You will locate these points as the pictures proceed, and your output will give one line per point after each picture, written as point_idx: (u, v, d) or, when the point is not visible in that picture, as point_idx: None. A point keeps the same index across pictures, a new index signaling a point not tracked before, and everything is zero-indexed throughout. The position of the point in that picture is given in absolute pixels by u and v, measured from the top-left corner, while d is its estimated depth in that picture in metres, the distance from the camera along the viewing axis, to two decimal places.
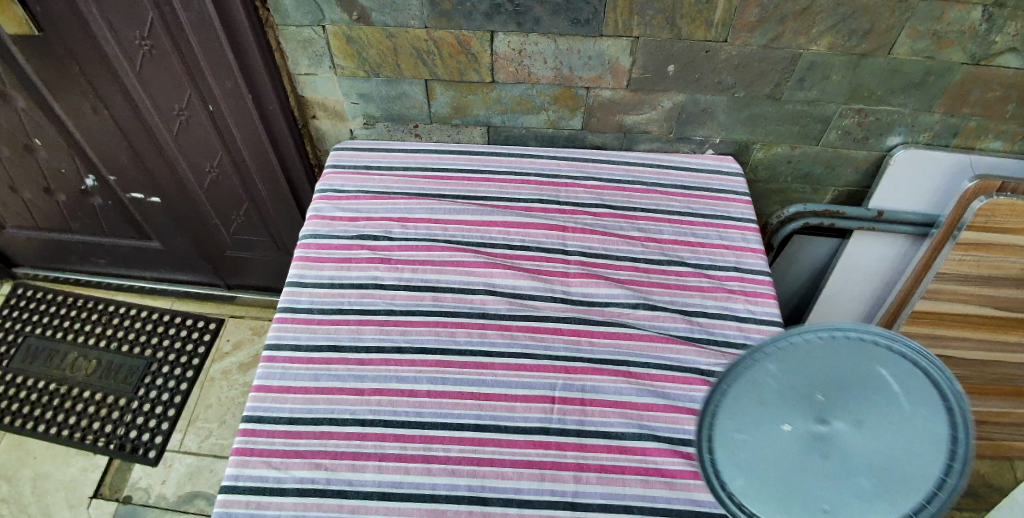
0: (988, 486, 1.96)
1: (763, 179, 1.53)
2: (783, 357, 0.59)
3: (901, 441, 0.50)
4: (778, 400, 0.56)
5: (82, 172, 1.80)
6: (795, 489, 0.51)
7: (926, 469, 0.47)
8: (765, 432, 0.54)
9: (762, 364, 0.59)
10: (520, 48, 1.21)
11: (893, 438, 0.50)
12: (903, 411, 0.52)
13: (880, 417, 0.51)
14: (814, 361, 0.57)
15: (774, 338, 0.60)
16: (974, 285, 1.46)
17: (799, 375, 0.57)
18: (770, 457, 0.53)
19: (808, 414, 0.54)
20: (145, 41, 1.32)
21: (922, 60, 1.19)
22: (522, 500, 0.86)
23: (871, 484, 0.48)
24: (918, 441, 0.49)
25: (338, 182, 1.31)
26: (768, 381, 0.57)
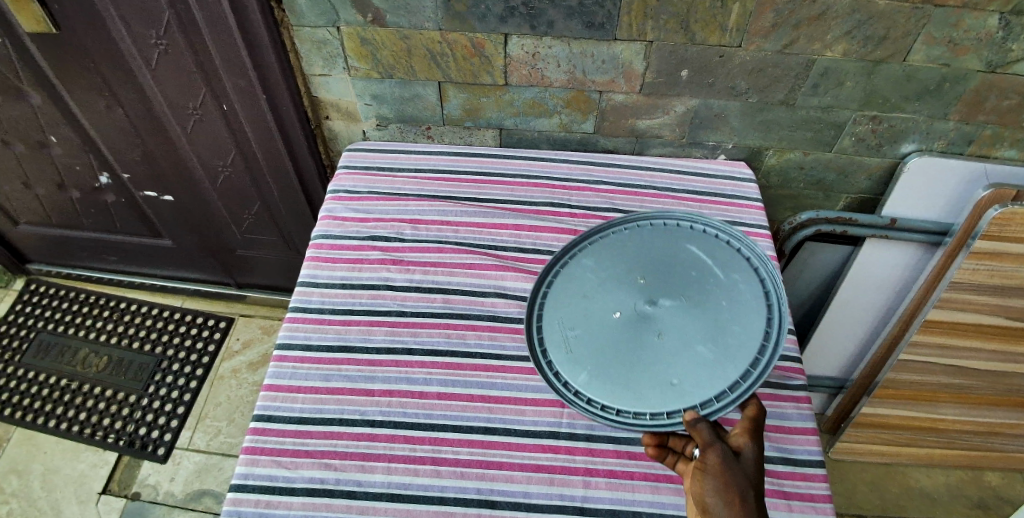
0: (998, 497, 1.94)
1: (775, 185, 1.52)
2: (610, 262, 0.87)
3: (708, 303, 0.79)
4: (606, 287, 0.84)
5: (95, 169, 1.81)
6: (644, 361, 0.76)
7: (738, 324, 0.76)
8: (605, 314, 0.80)
9: (597, 271, 0.87)
10: (534, 51, 1.21)
11: (700, 304, 0.79)
12: (712, 286, 0.81)
13: (692, 298, 0.79)
14: (630, 262, 0.86)
15: (605, 254, 0.89)
16: (987, 294, 1.44)
17: (623, 269, 0.85)
18: (614, 338, 0.78)
19: (639, 298, 0.81)
20: (160, 40, 1.33)
21: (938, 67, 1.19)
22: (531, 503, 0.85)
23: (713, 352, 0.74)
24: (723, 303, 0.78)
25: (350, 183, 1.32)
26: (594, 274, 0.86)
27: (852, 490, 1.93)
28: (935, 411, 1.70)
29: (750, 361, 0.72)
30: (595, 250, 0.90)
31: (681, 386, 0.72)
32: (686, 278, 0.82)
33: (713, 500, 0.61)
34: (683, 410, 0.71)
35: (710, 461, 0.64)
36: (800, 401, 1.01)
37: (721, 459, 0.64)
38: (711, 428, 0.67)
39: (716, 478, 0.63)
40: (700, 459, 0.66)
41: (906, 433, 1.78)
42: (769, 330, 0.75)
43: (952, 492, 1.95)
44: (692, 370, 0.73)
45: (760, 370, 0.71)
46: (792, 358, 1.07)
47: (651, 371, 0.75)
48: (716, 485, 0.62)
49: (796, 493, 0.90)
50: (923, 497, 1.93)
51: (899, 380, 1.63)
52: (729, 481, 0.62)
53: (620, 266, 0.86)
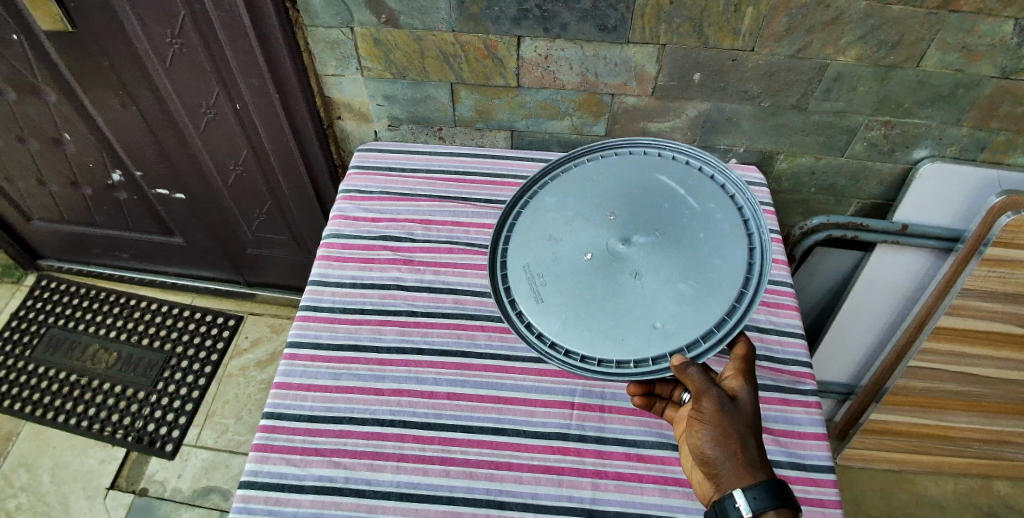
0: (1007, 506, 1.92)
1: (786, 189, 1.52)
2: (577, 206, 0.87)
3: (683, 237, 0.80)
4: (576, 229, 0.85)
5: (109, 166, 1.83)
6: (622, 301, 0.77)
7: (717, 255, 0.77)
8: (579, 259, 0.81)
9: (565, 216, 0.87)
10: (546, 53, 1.21)
11: (676, 240, 0.80)
12: (686, 219, 0.82)
13: (667, 235, 0.80)
14: (599, 205, 0.87)
15: (573, 199, 0.89)
16: (999, 302, 1.43)
17: (597, 211, 0.86)
18: (586, 279, 0.79)
19: (613, 241, 0.81)
20: (175, 39, 1.34)
21: (952, 73, 1.18)
22: (540, 504, 0.85)
23: (693, 288, 0.75)
24: (700, 236, 0.80)
25: (361, 183, 1.32)
26: (562, 216, 0.87)
27: (859, 497, 1.92)
28: (944, 418, 1.69)
29: (730, 294, 0.74)
30: (560, 193, 0.90)
31: (663, 323, 0.74)
32: (660, 213, 0.83)
33: (711, 449, 0.68)
34: (669, 352, 0.72)
35: (706, 409, 0.69)
36: (810, 407, 1.00)
37: (716, 408, 0.69)
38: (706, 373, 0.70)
39: (713, 427, 0.68)
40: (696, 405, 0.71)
41: (914, 440, 1.77)
42: (750, 259, 0.77)
43: (960, 500, 1.93)
44: (674, 309, 0.75)
45: (745, 304, 0.73)
46: (802, 363, 1.07)
47: (632, 310, 0.76)
48: (713, 434, 0.68)
49: (806, 498, 0.89)
50: (930, 505, 1.92)
51: (908, 386, 1.62)
52: (723, 429, 0.68)
53: (593, 207, 0.86)
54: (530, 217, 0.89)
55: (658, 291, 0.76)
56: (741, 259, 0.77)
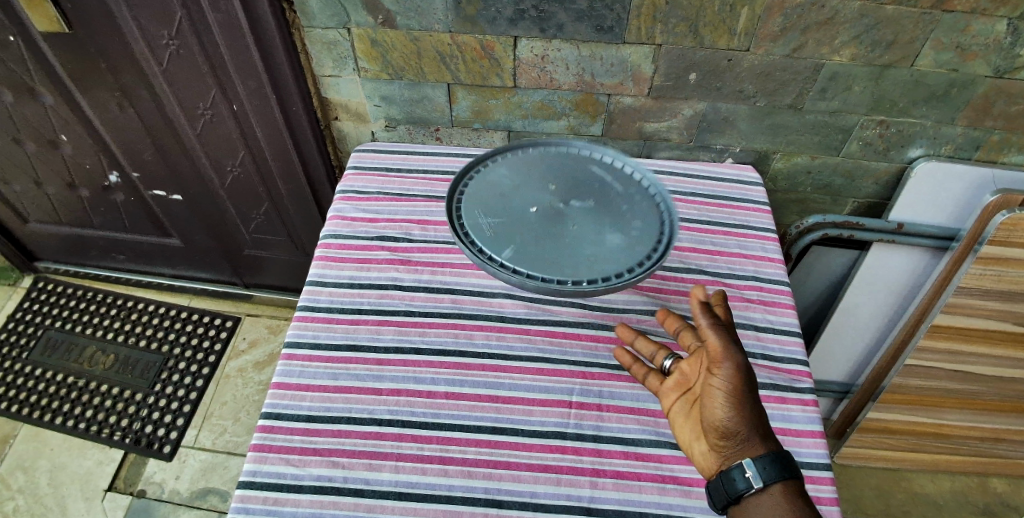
0: (1004, 504, 1.93)
1: (783, 188, 1.53)
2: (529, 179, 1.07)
3: (610, 200, 1.04)
4: (528, 197, 1.03)
5: (106, 168, 1.83)
6: (566, 251, 0.94)
7: (638, 220, 1.00)
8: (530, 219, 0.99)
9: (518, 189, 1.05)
10: (543, 53, 1.22)
11: (605, 203, 1.03)
12: (613, 190, 1.06)
13: (598, 199, 1.04)
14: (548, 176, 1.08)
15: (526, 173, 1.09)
16: (994, 300, 1.44)
17: (543, 179, 1.07)
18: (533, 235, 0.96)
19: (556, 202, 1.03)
20: (172, 40, 1.34)
21: (946, 72, 1.19)
22: (538, 503, 0.85)
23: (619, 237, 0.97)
24: (624, 206, 1.02)
25: (359, 183, 1.32)
26: (516, 190, 1.04)
27: (857, 495, 1.93)
28: (941, 416, 1.69)
29: (647, 248, 0.95)
30: (514, 171, 1.08)
31: (571, 278, 0.90)
32: (592, 188, 1.06)
33: (731, 418, 0.70)
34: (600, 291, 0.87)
35: (728, 374, 0.72)
36: (806, 405, 1.01)
37: (739, 374, 0.72)
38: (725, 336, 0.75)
39: (734, 394, 0.71)
40: (717, 369, 0.73)
41: (911, 438, 1.78)
42: (661, 224, 0.99)
43: (958, 498, 1.94)
44: (605, 256, 0.94)
45: (657, 256, 0.93)
46: (798, 361, 1.07)
47: (548, 261, 0.92)
48: (733, 403, 0.70)
49: None
50: (929, 503, 1.93)
51: (905, 384, 1.62)
52: (745, 396, 0.71)
53: (541, 177, 1.07)
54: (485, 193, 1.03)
55: (575, 246, 0.95)
56: (654, 221, 1.00)
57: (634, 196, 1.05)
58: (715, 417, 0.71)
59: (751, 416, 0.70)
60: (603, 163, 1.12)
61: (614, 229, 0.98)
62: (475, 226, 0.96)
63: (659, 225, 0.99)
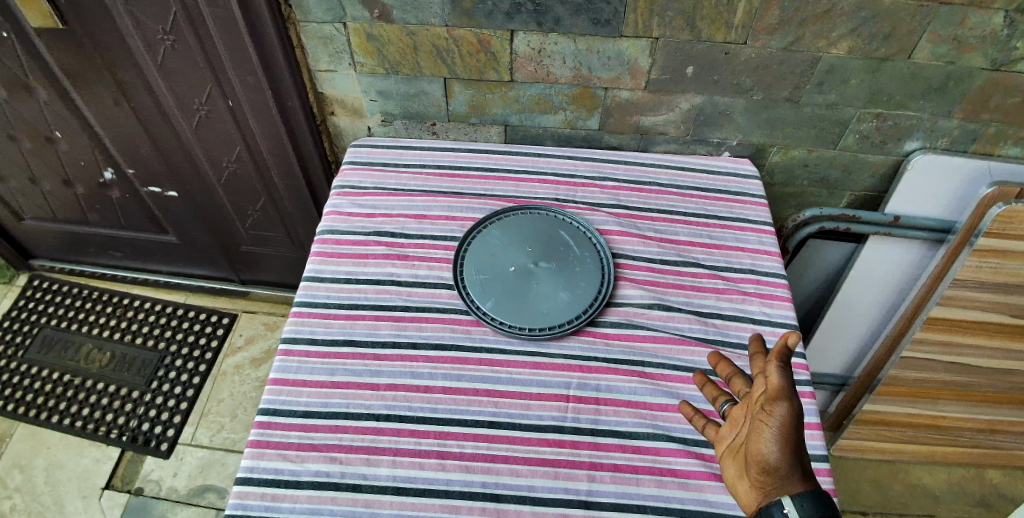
0: (999, 495, 1.95)
1: (779, 182, 1.53)
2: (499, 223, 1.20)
3: (564, 258, 1.14)
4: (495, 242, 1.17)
5: (101, 164, 1.81)
6: (519, 297, 1.08)
7: (585, 281, 1.11)
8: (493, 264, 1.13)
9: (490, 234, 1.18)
10: (540, 47, 1.21)
11: (560, 260, 1.14)
12: (570, 246, 1.17)
13: (556, 254, 1.15)
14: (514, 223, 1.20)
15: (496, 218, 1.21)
16: (989, 292, 1.45)
17: (521, 238, 1.17)
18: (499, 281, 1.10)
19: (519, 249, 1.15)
20: (168, 35, 1.33)
21: (943, 65, 1.19)
22: (536, 497, 0.86)
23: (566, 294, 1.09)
24: (577, 266, 1.13)
25: (355, 178, 1.32)
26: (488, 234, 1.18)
27: (854, 487, 1.94)
28: (937, 408, 1.70)
29: (581, 311, 1.07)
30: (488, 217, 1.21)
31: (516, 326, 1.04)
32: (552, 241, 1.17)
33: (775, 462, 0.59)
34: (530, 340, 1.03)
35: (780, 416, 0.59)
36: (803, 397, 1.01)
37: (794, 416, 0.58)
38: (789, 375, 0.59)
39: (784, 436, 0.58)
40: (768, 407, 0.60)
41: (907, 430, 1.79)
42: (601, 288, 1.11)
43: (954, 489, 1.95)
44: (549, 307, 1.07)
45: (583, 318, 1.05)
46: (796, 353, 1.07)
47: (514, 312, 1.06)
48: (781, 446, 0.58)
49: None
50: (925, 494, 1.94)
51: (902, 377, 1.63)
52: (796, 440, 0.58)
53: (520, 233, 1.18)
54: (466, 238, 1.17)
55: (538, 298, 1.08)
56: (596, 284, 1.11)
57: (595, 254, 1.16)
58: (758, 455, 0.61)
59: (802, 461, 0.59)
60: (572, 222, 1.22)
61: (573, 285, 1.10)
62: (460, 283, 1.10)
63: (600, 284, 1.11)
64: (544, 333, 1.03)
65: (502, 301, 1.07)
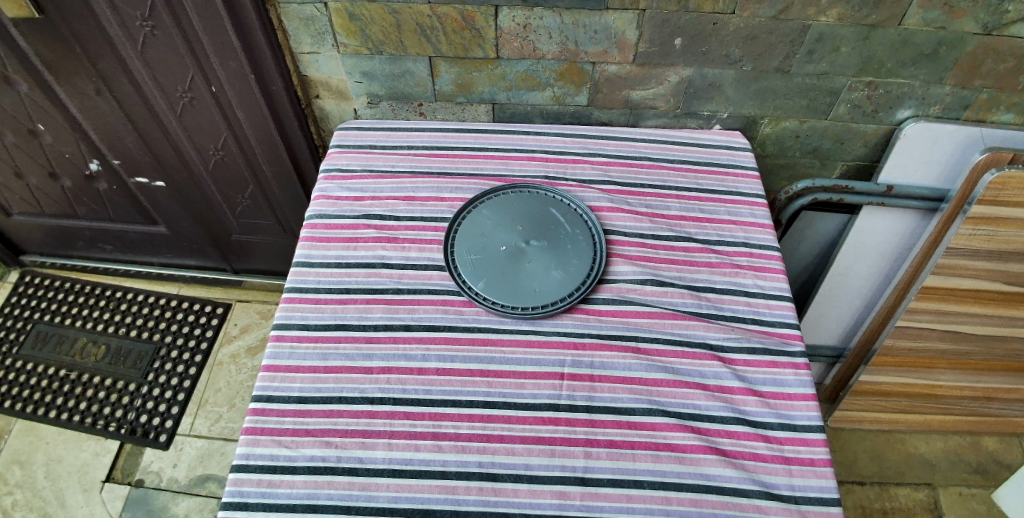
0: (995, 462, 1.97)
1: (772, 154, 1.52)
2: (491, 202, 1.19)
3: (555, 237, 1.13)
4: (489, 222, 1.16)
5: (86, 156, 1.79)
6: (511, 277, 1.07)
7: (577, 258, 1.10)
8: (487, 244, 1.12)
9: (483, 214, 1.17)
10: (525, 23, 1.19)
11: (551, 238, 1.13)
12: (561, 224, 1.15)
13: (547, 232, 1.14)
14: (505, 203, 1.19)
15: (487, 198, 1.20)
16: (983, 260, 1.45)
17: (511, 217, 1.16)
18: (493, 261, 1.09)
19: (510, 229, 1.14)
20: (147, 22, 1.31)
21: (934, 31, 1.17)
22: (532, 475, 0.86)
23: (558, 272, 1.08)
24: (568, 244, 1.12)
25: (343, 161, 1.30)
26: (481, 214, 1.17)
27: (852, 459, 1.95)
28: (932, 378, 1.71)
29: (574, 289, 1.06)
30: (480, 198, 1.20)
31: (510, 306, 1.03)
32: (544, 219, 1.16)
33: None
34: (524, 319, 1.03)
35: None
36: (798, 368, 1.01)
37: None
38: None
39: None
40: None
41: (903, 401, 1.80)
42: (592, 265, 1.10)
43: (951, 458, 1.97)
44: (541, 285, 1.06)
45: (575, 296, 1.05)
46: (790, 325, 1.07)
47: (506, 291, 1.05)
48: None
49: (797, 458, 0.90)
50: (923, 464, 1.96)
51: (897, 347, 1.64)
52: None
53: (510, 212, 1.17)
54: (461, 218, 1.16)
55: (530, 277, 1.07)
56: (588, 260, 1.11)
57: (586, 231, 1.15)
58: None
59: None
60: (563, 200, 1.21)
61: (566, 263, 1.09)
62: (451, 264, 1.09)
63: (592, 261, 1.11)
64: (537, 311, 1.03)
65: (494, 280, 1.07)
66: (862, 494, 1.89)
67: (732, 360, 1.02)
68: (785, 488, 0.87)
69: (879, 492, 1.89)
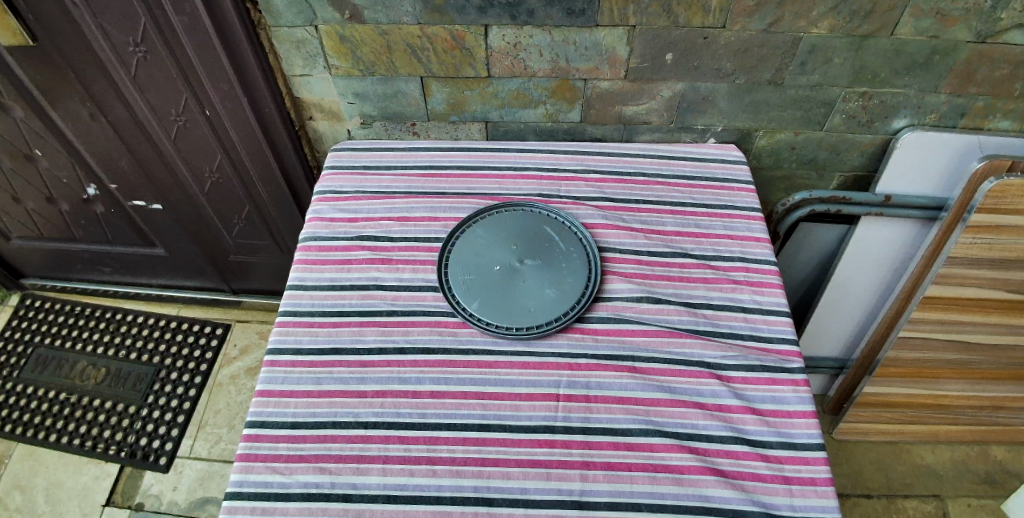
0: (1005, 471, 1.94)
1: (768, 166, 1.51)
2: (484, 222, 1.19)
3: (550, 255, 1.13)
4: (484, 241, 1.15)
5: (82, 181, 1.81)
6: (507, 297, 1.07)
7: (571, 276, 1.10)
8: (483, 263, 1.11)
9: (477, 233, 1.17)
10: (515, 41, 1.19)
11: (546, 257, 1.12)
12: (554, 242, 1.15)
13: (541, 250, 1.13)
14: (498, 221, 1.19)
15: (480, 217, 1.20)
16: (985, 268, 1.43)
17: (505, 235, 1.16)
18: (489, 281, 1.09)
19: (504, 247, 1.14)
20: (139, 47, 1.32)
21: (927, 40, 1.17)
22: (528, 500, 0.84)
23: (552, 290, 1.08)
24: (561, 261, 1.12)
25: (337, 183, 1.30)
26: (477, 234, 1.17)
27: (858, 470, 1.93)
28: (938, 387, 1.69)
29: (569, 307, 1.05)
30: (475, 218, 1.19)
31: (506, 327, 1.03)
32: (537, 238, 1.15)
33: None
34: (520, 339, 1.02)
35: None
36: (798, 385, 0.99)
37: None
38: None
39: None
40: None
41: (909, 411, 1.77)
42: (587, 283, 1.09)
43: (959, 468, 1.94)
44: (537, 304, 1.06)
45: (571, 313, 1.04)
46: (788, 340, 1.06)
47: (501, 311, 1.05)
48: None
49: (798, 478, 0.89)
50: (930, 474, 1.93)
51: (900, 357, 1.62)
52: None
53: (503, 231, 1.17)
54: (457, 238, 1.16)
55: (525, 296, 1.07)
56: (582, 278, 1.10)
57: (581, 248, 1.15)
58: None
59: None
60: (557, 217, 1.20)
61: (560, 281, 1.09)
62: (445, 285, 1.09)
63: (586, 279, 1.10)
64: (532, 332, 1.02)
65: (488, 300, 1.06)
66: (869, 506, 1.86)
67: (730, 378, 1.00)
68: (785, 509, 0.86)
69: (886, 504, 1.87)
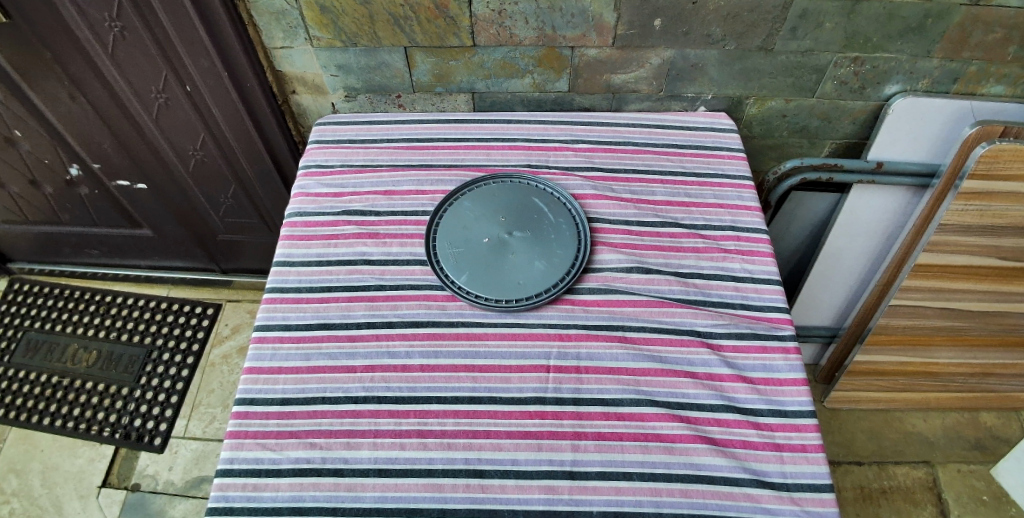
0: (994, 437, 1.96)
1: (759, 134, 1.50)
2: (474, 193, 1.17)
3: (540, 227, 1.11)
4: (473, 214, 1.14)
5: (65, 162, 1.78)
6: (498, 269, 1.06)
7: (562, 248, 1.09)
8: (472, 235, 1.10)
9: (466, 205, 1.15)
10: (499, 8, 1.17)
11: (536, 230, 1.11)
12: (544, 215, 1.14)
13: (532, 223, 1.12)
14: (487, 193, 1.17)
15: (470, 189, 1.18)
16: (978, 236, 1.43)
17: (493, 208, 1.14)
18: (479, 254, 1.08)
19: (494, 220, 1.12)
20: (115, 23, 1.29)
21: (920, 3, 1.15)
22: (520, 470, 0.84)
23: (541, 262, 1.07)
24: (551, 235, 1.10)
25: (322, 157, 1.28)
26: (467, 206, 1.15)
27: (850, 439, 1.95)
28: (929, 355, 1.70)
29: (561, 279, 1.04)
30: (466, 191, 1.18)
31: (498, 300, 1.02)
32: (527, 211, 1.14)
33: None
34: (512, 309, 1.01)
35: None
36: (788, 352, 1.00)
37: None
38: None
39: None
40: None
41: (902, 379, 1.79)
42: (577, 254, 1.08)
43: (950, 435, 1.97)
44: (528, 276, 1.05)
45: (563, 285, 1.04)
46: (779, 309, 1.06)
47: (490, 284, 1.04)
48: None
49: (789, 445, 0.89)
50: (921, 442, 1.95)
51: (892, 326, 1.62)
52: None
53: (493, 204, 1.15)
54: (446, 210, 1.15)
55: (513, 270, 1.06)
56: (572, 249, 1.09)
57: (570, 219, 1.14)
58: None
59: None
60: (546, 189, 1.19)
61: (549, 254, 1.07)
62: (433, 259, 1.08)
63: (576, 251, 1.09)
64: (523, 304, 1.01)
65: (476, 273, 1.05)
66: (861, 474, 1.88)
67: (721, 346, 1.00)
68: (777, 476, 0.86)
69: (877, 471, 1.89)
